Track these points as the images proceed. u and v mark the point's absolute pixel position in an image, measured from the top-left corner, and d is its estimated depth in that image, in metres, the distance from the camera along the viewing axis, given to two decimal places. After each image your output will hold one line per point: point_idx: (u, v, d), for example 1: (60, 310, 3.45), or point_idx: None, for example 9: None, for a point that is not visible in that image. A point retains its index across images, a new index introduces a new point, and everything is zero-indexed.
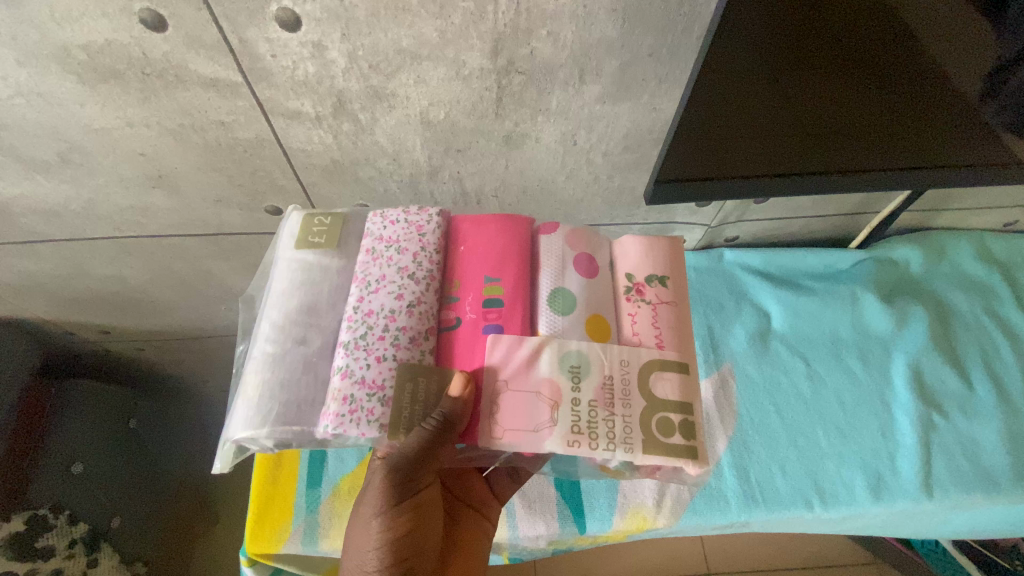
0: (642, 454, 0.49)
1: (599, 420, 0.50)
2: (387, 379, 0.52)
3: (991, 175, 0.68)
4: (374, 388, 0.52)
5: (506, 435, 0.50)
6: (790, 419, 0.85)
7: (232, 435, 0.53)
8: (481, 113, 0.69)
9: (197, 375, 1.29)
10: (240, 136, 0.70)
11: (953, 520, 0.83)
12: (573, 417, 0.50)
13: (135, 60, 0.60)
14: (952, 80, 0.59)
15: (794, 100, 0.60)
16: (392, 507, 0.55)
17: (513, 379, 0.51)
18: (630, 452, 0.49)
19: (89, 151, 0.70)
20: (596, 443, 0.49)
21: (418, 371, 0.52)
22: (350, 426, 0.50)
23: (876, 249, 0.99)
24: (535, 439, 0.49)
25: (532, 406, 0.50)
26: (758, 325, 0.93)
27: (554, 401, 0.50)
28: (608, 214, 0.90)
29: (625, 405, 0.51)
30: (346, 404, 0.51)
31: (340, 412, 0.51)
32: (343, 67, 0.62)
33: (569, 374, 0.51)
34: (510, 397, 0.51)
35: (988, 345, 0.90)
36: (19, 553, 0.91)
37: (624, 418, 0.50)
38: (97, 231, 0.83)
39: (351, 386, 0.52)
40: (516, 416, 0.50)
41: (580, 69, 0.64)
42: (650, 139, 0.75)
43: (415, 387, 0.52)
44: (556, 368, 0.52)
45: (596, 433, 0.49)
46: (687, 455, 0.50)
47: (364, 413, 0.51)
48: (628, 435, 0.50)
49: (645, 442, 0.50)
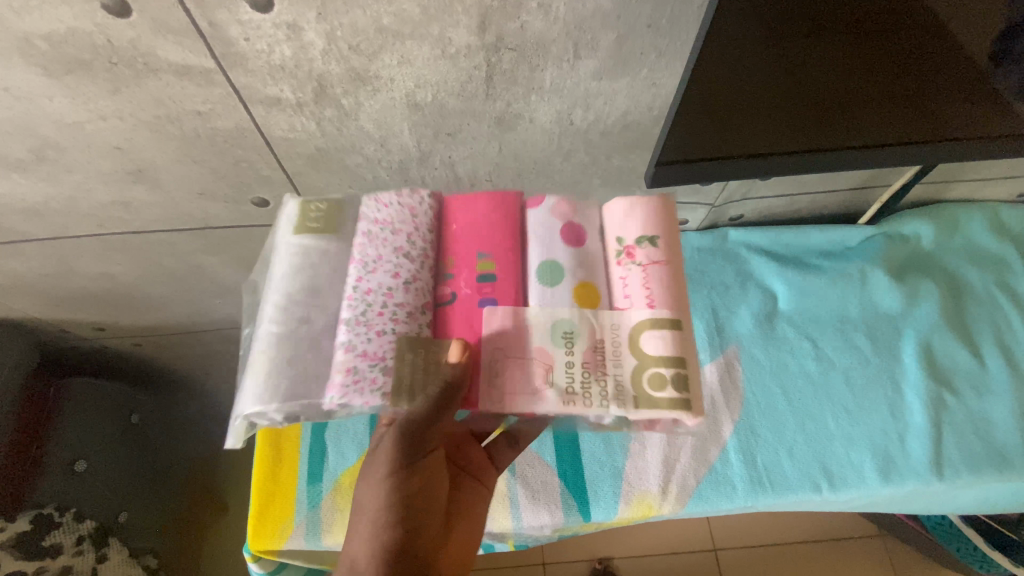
0: (635, 411, 0.48)
1: (590, 382, 0.48)
2: (388, 350, 0.51)
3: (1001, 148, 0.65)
4: (376, 358, 0.50)
5: (503, 400, 0.48)
6: (798, 402, 0.83)
7: (242, 407, 0.51)
8: (470, 93, 0.65)
9: (195, 369, 1.27)
10: (218, 126, 0.67)
11: (964, 498, 0.81)
12: (565, 380, 0.48)
13: (101, 49, 0.57)
14: (963, 48, 0.56)
15: (798, 67, 0.56)
16: (402, 469, 0.53)
17: (506, 347, 0.49)
18: (623, 408, 0.47)
19: (63, 147, 0.67)
20: (590, 401, 0.47)
21: (417, 342, 0.50)
22: (354, 394, 0.49)
23: (887, 224, 0.95)
24: (530, 403, 0.48)
25: (527, 371, 0.49)
26: (764, 306, 0.91)
27: (548, 366, 0.49)
28: (608, 196, 0.87)
29: (616, 365, 0.49)
30: (350, 373, 0.49)
31: (345, 381, 0.49)
32: (321, 49, 0.58)
33: (563, 341, 0.49)
34: (505, 364, 0.49)
35: (1000, 319, 0.88)
36: (26, 553, 0.93)
37: (615, 377, 0.48)
38: (80, 228, 0.81)
39: (353, 358, 0.50)
40: (512, 382, 0.49)
41: (575, 43, 0.60)
42: (651, 116, 0.71)
43: (414, 357, 0.49)
44: (548, 336, 0.50)
45: (588, 393, 0.48)
46: (680, 408, 0.47)
47: (367, 382, 0.49)
48: (620, 393, 0.48)
49: (636, 399, 0.48)
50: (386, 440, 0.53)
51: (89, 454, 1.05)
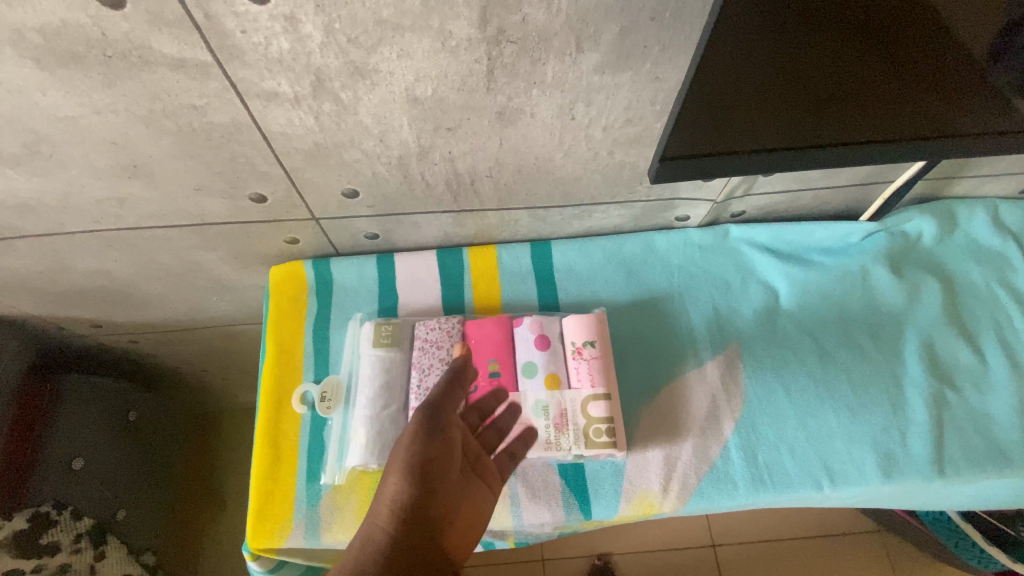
0: None
1: None
2: None
3: (998, 143, 0.65)
4: None
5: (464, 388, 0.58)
6: (799, 400, 0.82)
7: None
8: (471, 87, 0.64)
9: (193, 366, 1.26)
10: (215, 120, 0.66)
11: (963, 494, 0.81)
12: None
13: (94, 42, 0.55)
14: (965, 44, 0.55)
15: (802, 65, 0.55)
16: (412, 519, 0.51)
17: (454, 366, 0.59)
18: None
19: (56, 141, 0.66)
20: None
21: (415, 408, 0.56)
22: None
23: (890, 220, 0.94)
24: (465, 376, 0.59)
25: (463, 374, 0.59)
26: (765, 303, 0.90)
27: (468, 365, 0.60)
28: (609, 191, 0.86)
29: None
30: None
31: None
32: (319, 42, 0.57)
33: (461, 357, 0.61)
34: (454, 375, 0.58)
35: (1001, 315, 0.88)
36: (23, 552, 0.92)
37: None
38: (75, 224, 0.80)
39: None
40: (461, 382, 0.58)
41: (577, 36, 0.59)
42: (653, 110, 0.71)
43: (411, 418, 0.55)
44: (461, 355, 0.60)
45: None
46: None
47: None
48: None
49: None
50: (403, 451, 0.53)
51: (86, 451, 1.05)
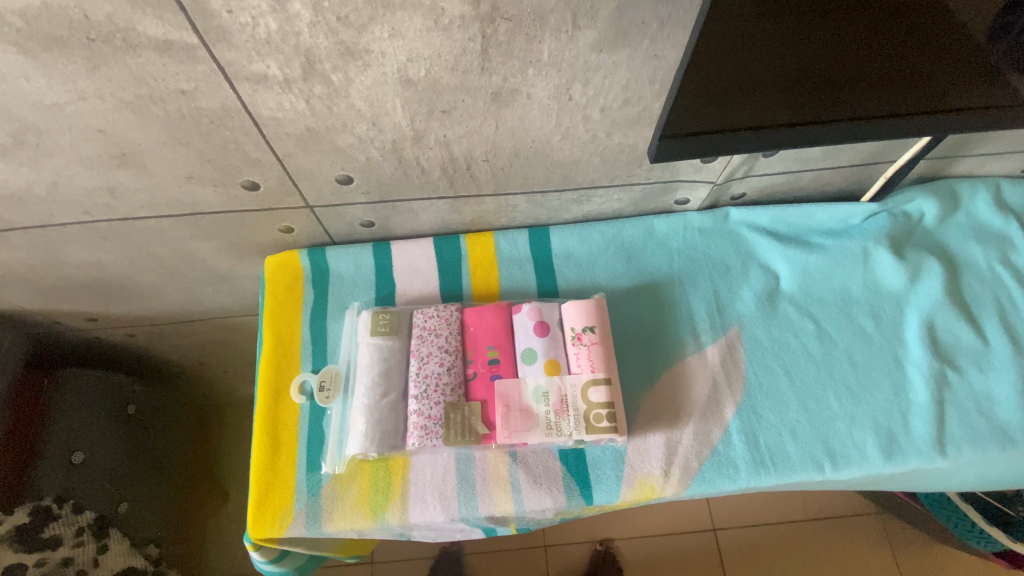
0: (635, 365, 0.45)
1: None
2: None
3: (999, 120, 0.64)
4: None
5: None
6: (800, 383, 0.82)
7: None
8: (466, 67, 0.63)
9: (190, 358, 1.26)
10: (204, 105, 0.65)
11: (965, 474, 0.81)
12: None
13: (77, 24, 0.54)
14: (960, 15, 0.55)
15: (802, 40, 0.53)
16: None
17: None
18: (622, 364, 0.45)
19: (42, 130, 0.65)
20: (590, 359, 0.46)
21: None
22: None
23: (890, 201, 0.93)
24: None
25: None
26: (766, 286, 0.89)
27: None
28: (608, 174, 0.84)
29: None
30: None
31: None
32: (308, 21, 0.56)
33: None
34: None
35: (1003, 294, 0.87)
36: (24, 544, 0.90)
37: None
38: (66, 216, 0.78)
39: None
40: None
41: (572, 13, 0.58)
42: (651, 90, 0.69)
43: None
44: None
45: None
46: None
47: None
48: None
49: None
50: None
51: (87, 446, 1.05)
